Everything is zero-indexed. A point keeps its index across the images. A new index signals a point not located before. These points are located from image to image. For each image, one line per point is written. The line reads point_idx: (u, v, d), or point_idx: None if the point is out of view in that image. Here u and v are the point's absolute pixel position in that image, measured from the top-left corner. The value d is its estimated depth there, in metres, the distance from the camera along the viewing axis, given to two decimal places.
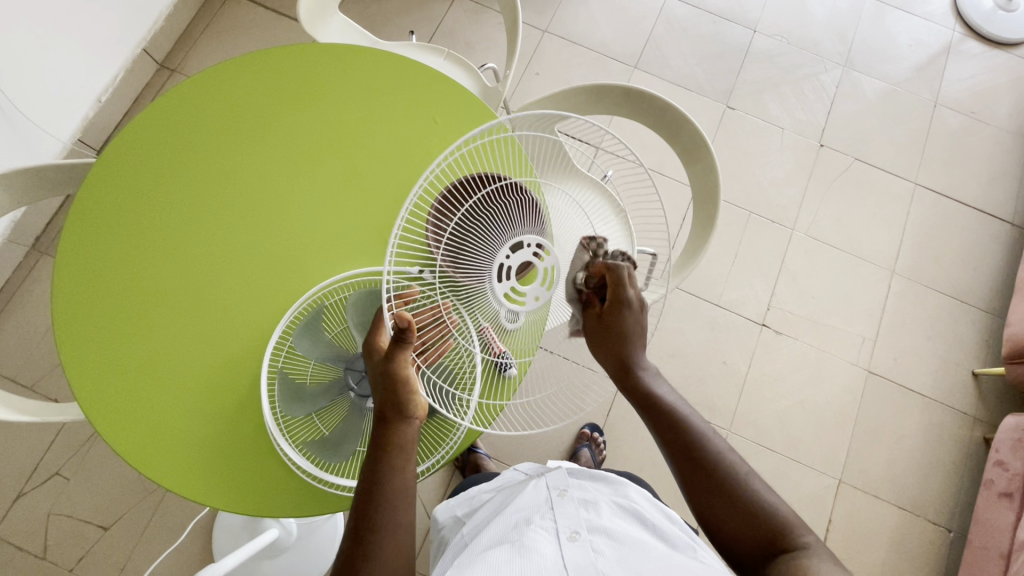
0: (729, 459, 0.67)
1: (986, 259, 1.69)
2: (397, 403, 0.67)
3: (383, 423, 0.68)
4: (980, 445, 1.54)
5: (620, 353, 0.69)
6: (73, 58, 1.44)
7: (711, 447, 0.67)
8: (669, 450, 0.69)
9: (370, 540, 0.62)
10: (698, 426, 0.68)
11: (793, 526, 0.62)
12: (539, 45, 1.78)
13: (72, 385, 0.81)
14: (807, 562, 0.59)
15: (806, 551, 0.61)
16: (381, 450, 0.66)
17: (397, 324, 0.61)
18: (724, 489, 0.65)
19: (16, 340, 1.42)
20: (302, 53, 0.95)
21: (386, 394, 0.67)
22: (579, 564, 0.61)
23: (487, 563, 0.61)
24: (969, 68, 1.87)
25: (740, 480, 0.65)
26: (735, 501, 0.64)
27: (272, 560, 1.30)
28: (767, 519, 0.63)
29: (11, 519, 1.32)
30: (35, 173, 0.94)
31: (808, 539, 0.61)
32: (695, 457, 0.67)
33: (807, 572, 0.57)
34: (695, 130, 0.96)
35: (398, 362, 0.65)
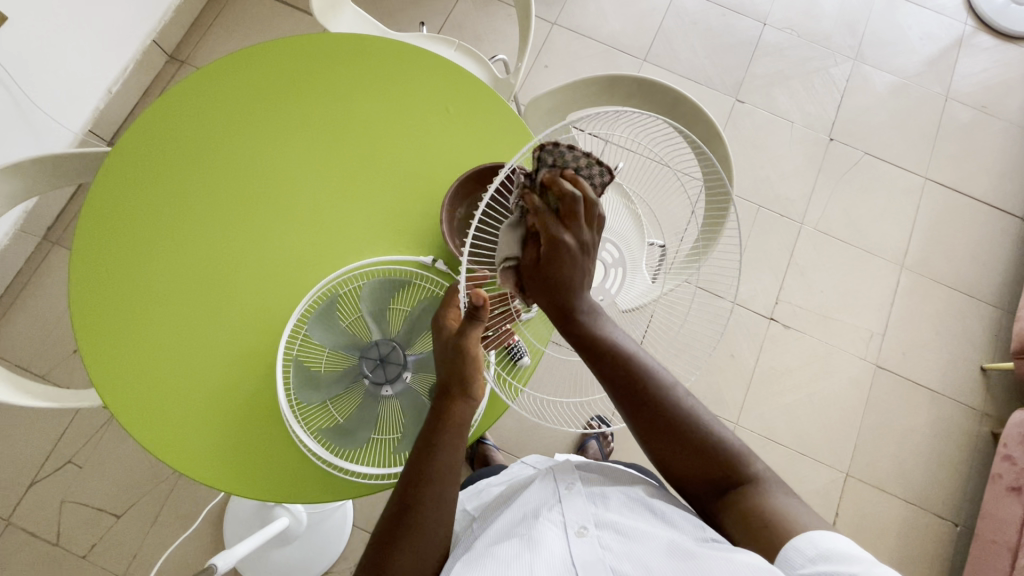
0: (680, 398, 0.66)
1: (995, 254, 1.69)
2: (461, 381, 0.68)
3: (445, 397, 0.68)
4: (987, 439, 1.54)
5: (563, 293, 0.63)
6: (84, 48, 1.44)
7: (660, 386, 0.66)
8: (614, 389, 0.66)
9: (408, 516, 0.64)
10: (642, 361, 0.66)
11: (743, 457, 0.66)
12: (548, 38, 1.78)
13: (90, 372, 0.82)
14: (762, 499, 0.64)
15: (756, 484, 0.65)
16: (437, 425, 0.67)
17: (475, 302, 0.61)
18: (683, 430, 0.65)
19: (28, 330, 1.43)
20: (313, 43, 0.95)
21: (451, 371, 0.68)
22: (587, 563, 0.62)
23: (496, 560, 0.62)
24: (980, 61, 1.86)
25: (698, 421, 0.66)
26: (688, 436, 0.65)
27: (282, 548, 1.31)
28: (721, 453, 0.66)
29: (24, 506, 1.33)
30: (51, 162, 0.95)
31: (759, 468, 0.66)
32: (645, 396, 0.66)
33: (768, 515, 0.62)
34: (708, 121, 0.96)
35: (469, 339, 0.66)
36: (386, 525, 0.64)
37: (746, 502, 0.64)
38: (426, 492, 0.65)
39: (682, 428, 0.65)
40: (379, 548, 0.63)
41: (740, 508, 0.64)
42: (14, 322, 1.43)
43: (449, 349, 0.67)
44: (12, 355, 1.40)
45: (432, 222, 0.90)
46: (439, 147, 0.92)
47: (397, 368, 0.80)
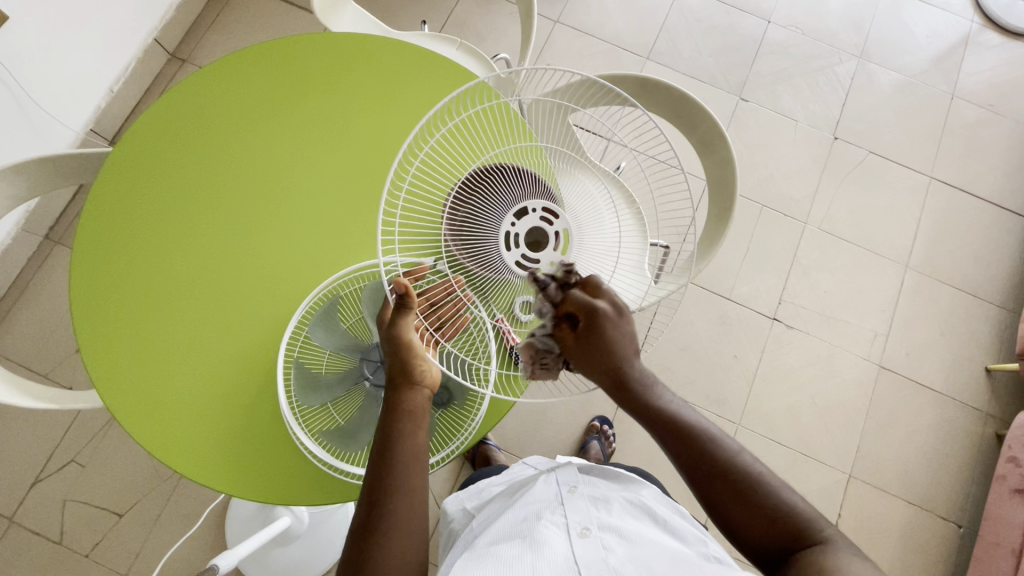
0: (745, 462, 0.64)
1: (1000, 254, 1.67)
2: (403, 370, 0.68)
3: (391, 388, 0.69)
4: (992, 441, 1.53)
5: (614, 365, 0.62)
6: (86, 47, 1.44)
7: (726, 450, 0.64)
8: (670, 449, 0.65)
9: (383, 504, 0.63)
10: (704, 428, 0.65)
11: (814, 521, 0.62)
12: (550, 36, 1.77)
13: (89, 371, 0.82)
14: (828, 555, 0.59)
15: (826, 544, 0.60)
16: (392, 413, 0.68)
17: (395, 290, 0.64)
18: (748, 492, 0.62)
19: (31, 329, 1.43)
20: (315, 43, 0.94)
21: (393, 361, 0.68)
22: (590, 561, 0.61)
23: (498, 557, 0.61)
24: (987, 59, 1.84)
25: (762, 480, 0.63)
26: (753, 501, 0.62)
27: (283, 548, 1.31)
28: (791, 517, 0.61)
29: (28, 504, 1.34)
30: (51, 163, 0.94)
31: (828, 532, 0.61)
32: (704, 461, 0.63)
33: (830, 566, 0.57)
34: (712, 120, 0.95)
35: (402, 327, 0.68)
36: (363, 518, 0.63)
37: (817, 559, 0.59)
38: (394, 478, 0.64)
39: (747, 488, 0.62)
40: (358, 543, 0.62)
41: (808, 564, 0.58)
42: (16, 322, 1.44)
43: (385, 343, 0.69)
44: (14, 354, 1.41)
45: None
46: None
47: None
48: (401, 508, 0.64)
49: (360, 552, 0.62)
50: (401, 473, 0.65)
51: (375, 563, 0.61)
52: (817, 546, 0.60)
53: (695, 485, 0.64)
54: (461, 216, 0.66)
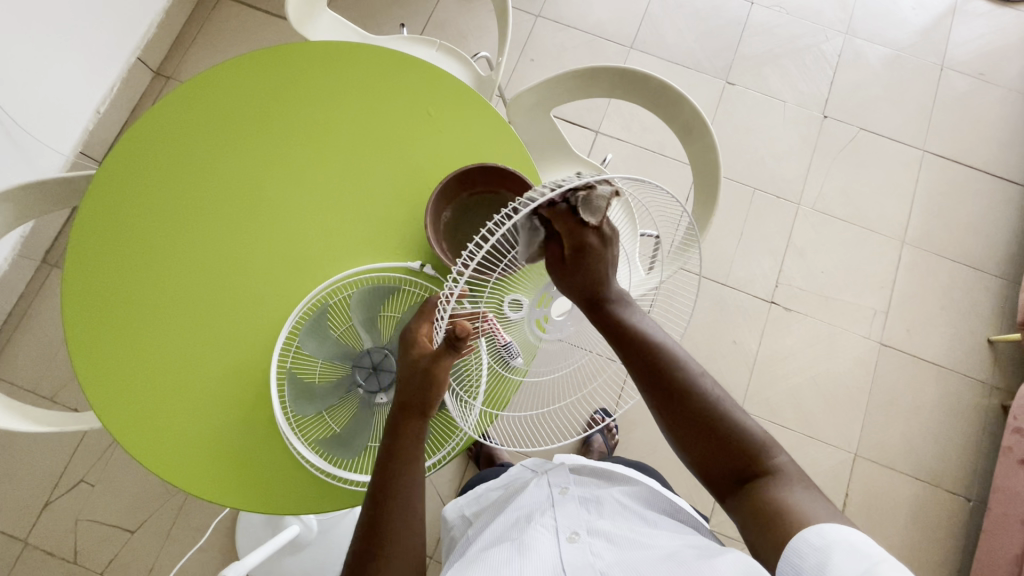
0: (704, 387, 0.67)
1: (997, 223, 1.66)
2: (422, 402, 0.67)
3: (404, 414, 0.68)
4: (997, 412, 1.53)
5: (593, 290, 0.62)
6: (70, 70, 1.45)
7: (687, 371, 0.67)
8: (637, 367, 0.68)
9: (384, 528, 0.65)
10: (673, 351, 0.67)
11: (766, 449, 0.65)
12: (532, 31, 1.76)
13: (86, 394, 0.83)
14: (780, 489, 0.62)
15: (778, 474, 0.63)
16: (398, 441, 0.68)
17: (459, 334, 0.58)
18: (701, 416, 0.66)
19: (32, 353, 1.45)
20: (294, 52, 0.94)
21: (414, 392, 0.67)
22: (578, 567, 0.61)
23: (485, 565, 0.62)
24: (975, 28, 1.82)
25: (716, 407, 0.66)
26: (707, 428, 0.66)
27: (293, 556, 1.33)
28: (741, 442, 0.65)
29: (40, 526, 1.36)
30: (38, 189, 0.95)
31: (780, 460, 0.64)
32: (666, 378, 0.67)
33: (779, 501, 0.61)
34: (693, 108, 0.94)
35: (442, 365, 0.64)
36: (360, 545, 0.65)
37: (766, 494, 0.62)
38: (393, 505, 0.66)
39: (701, 417, 0.66)
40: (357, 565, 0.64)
41: (759, 499, 0.62)
42: (18, 347, 1.45)
43: (418, 374, 0.66)
44: (18, 379, 1.42)
45: (415, 227, 0.90)
46: (420, 147, 0.92)
47: (390, 375, 0.80)
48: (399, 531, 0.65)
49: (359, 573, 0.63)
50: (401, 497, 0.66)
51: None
52: (767, 475, 0.64)
53: (657, 405, 0.68)
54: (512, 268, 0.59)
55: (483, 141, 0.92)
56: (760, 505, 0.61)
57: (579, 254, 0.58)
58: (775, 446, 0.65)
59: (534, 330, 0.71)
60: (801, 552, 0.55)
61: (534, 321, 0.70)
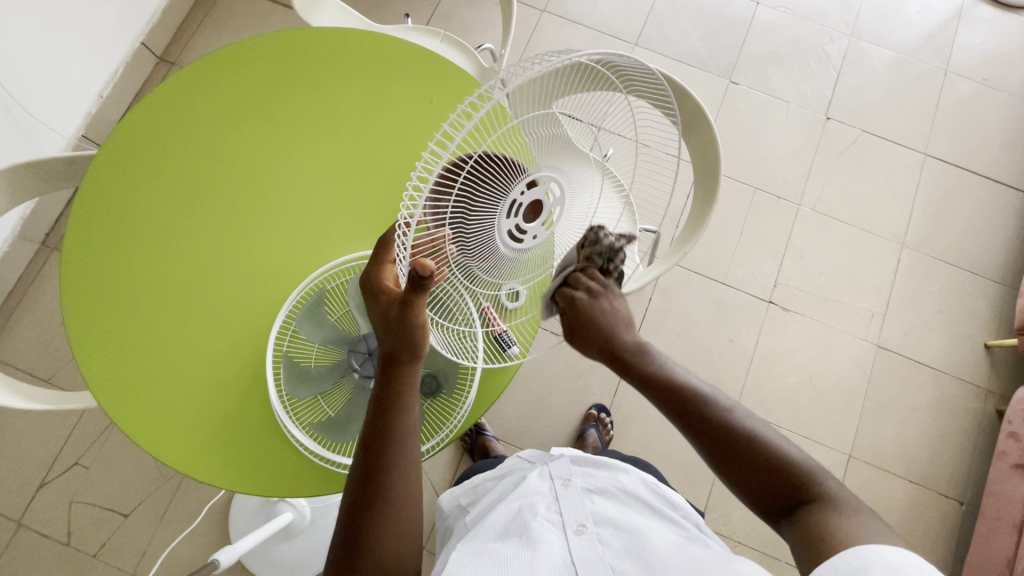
0: (737, 419, 0.67)
1: (998, 229, 1.66)
2: (409, 348, 0.67)
3: (394, 364, 0.68)
4: (993, 417, 1.53)
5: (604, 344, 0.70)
6: (74, 54, 1.45)
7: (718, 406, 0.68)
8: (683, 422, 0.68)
9: (376, 480, 0.64)
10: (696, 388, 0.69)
11: (811, 473, 0.63)
12: (537, 25, 1.76)
13: (82, 368, 0.83)
14: (828, 513, 0.60)
15: (829, 499, 0.61)
16: (389, 391, 0.68)
17: (420, 273, 0.56)
18: (742, 449, 0.65)
19: (30, 335, 1.45)
20: (301, 37, 0.94)
21: (397, 338, 0.67)
22: (587, 560, 0.62)
23: (494, 558, 0.62)
24: (980, 33, 1.82)
25: (753, 436, 0.65)
26: (754, 460, 0.64)
27: (286, 542, 1.33)
28: (788, 470, 0.63)
29: (34, 507, 1.36)
30: (38, 167, 0.95)
31: (830, 484, 0.62)
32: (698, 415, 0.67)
33: (826, 526, 0.59)
34: (695, 101, 0.94)
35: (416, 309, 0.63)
36: (345, 529, 0.63)
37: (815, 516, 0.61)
38: (387, 452, 0.65)
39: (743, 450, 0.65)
40: (353, 518, 0.63)
41: (812, 522, 0.60)
42: (16, 328, 1.45)
43: (392, 321, 0.65)
44: (15, 360, 1.42)
45: None
46: (424, 137, 0.92)
47: None
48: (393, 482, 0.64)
49: (356, 524, 0.63)
50: (393, 451, 0.65)
51: (372, 545, 0.62)
52: (815, 499, 0.61)
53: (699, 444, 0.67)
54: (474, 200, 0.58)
55: None
56: (811, 530, 0.59)
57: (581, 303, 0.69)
58: (821, 469, 0.64)
59: (509, 243, 0.62)
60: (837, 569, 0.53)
61: (506, 235, 0.61)
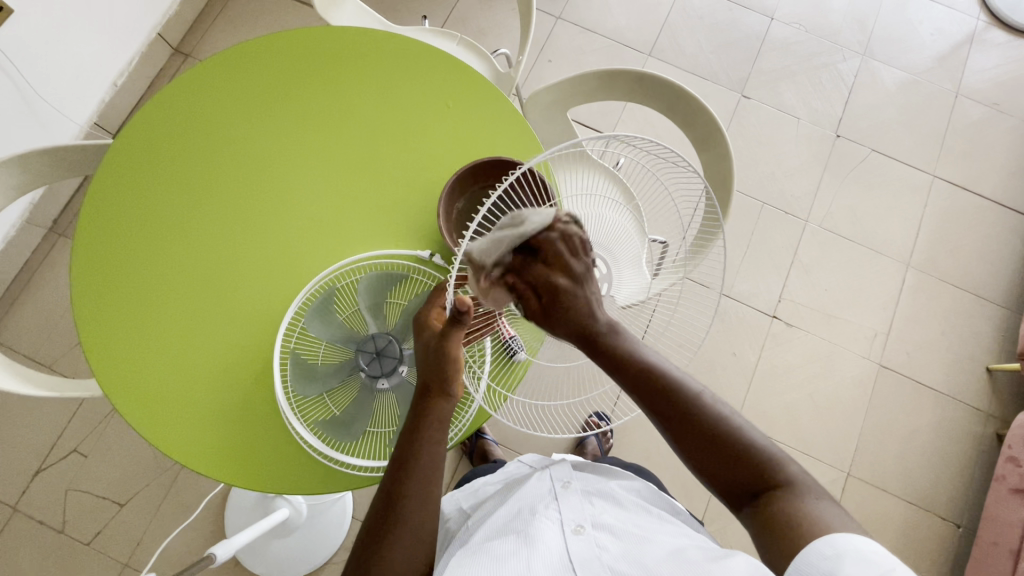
0: (706, 402, 0.62)
1: (1003, 253, 1.66)
2: (442, 380, 0.68)
3: (425, 395, 0.68)
4: (992, 440, 1.53)
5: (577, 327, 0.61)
6: (90, 42, 1.46)
7: (686, 391, 0.63)
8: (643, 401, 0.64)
9: (400, 505, 0.64)
10: (667, 371, 0.63)
11: (777, 459, 0.60)
12: (552, 32, 1.77)
13: (88, 354, 0.83)
14: (795, 501, 0.58)
15: (793, 485, 0.59)
16: (420, 421, 0.67)
17: (460, 308, 0.60)
18: (706, 435, 0.61)
19: (33, 320, 1.45)
20: (320, 35, 0.95)
21: (434, 371, 0.68)
22: (585, 559, 0.61)
23: (492, 557, 0.62)
24: (993, 57, 1.83)
25: (718, 423, 0.62)
26: (716, 447, 0.61)
27: (282, 539, 1.33)
28: (751, 457, 0.61)
29: (30, 493, 1.35)
30: (52, 155, 0.95)
31: (795, 469, 0.60)
32: (665, 398, 0.62)
33: (791, 514, 0.57)
34: (710, 115, 0.95)
35: (452, 341, 0.66)
36: (362, 550, 0.64)
37: (782, 506, 0.58)
38: (414, 484, 0.65)
39: (708, 432, 0.62)
40: (371, 538, 0.64)
41: (773, 513, 0.58)
42: (19, 313, 1.45)
43: (431, 353, 0.67)
44: (17, 344, 1.42)
45: (425, 217, 0.90)
46: (440, 141, 0.92)
47: (393, 361, 0.80)
48: (413, 508, 0.65)
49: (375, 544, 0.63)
50: (417, 480, 0.65)
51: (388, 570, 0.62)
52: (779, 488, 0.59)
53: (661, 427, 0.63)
54: None
55: (502, 136, 0.93)
56: (777, 518, 0.57)
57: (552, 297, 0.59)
58: (786, 455, 0.61)
59: None
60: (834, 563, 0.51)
61: None
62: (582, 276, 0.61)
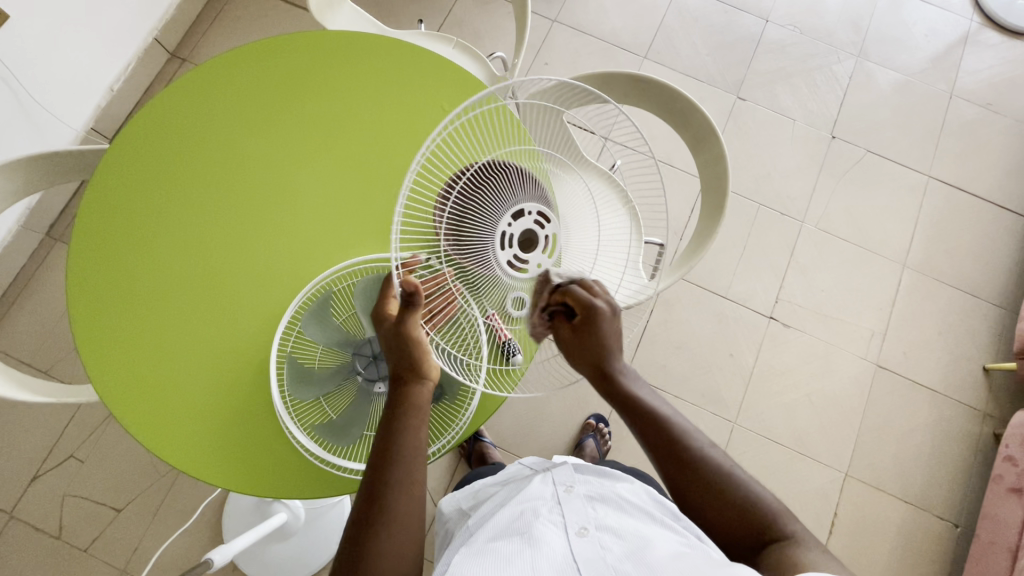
0: (712, 458, 0.69)
1: (998, 253, 1.67)
2: (411, 364, 0.69)
3: (399, 385, 0.69)
4: (990, 440, 1.53)
5: (596, 358, 0.67)
6: (86, 47, 1.46)
7: (696, 443, 0.69)
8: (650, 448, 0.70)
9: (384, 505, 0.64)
10: (678, 426, 0.70)
11: (781, 516, 0.66)
12: (547, 35, 1.77)
13: (83, 357, 0.83)
14: (798, 550, 0.63)
15: (793, 539, 0.64)
16: (396, 410, 0.68)
17: (405, 289, 0.63)
18: (713, 488, 0.67)
19: (29, 326, 1.44)
20: (317, 40, 0.95)
21: (400, 357, 0.69)
22: (589, 559, 0.61)
23: (496, 557, 0.62)
24: (986, 58, 1.84)
25: (724, 477, 0.67)
26: (723, 499, 0.67)
27: (280, 543, 1.32)
28: (755, 510, 0.66)
29: (26, 499, 1.35)
30: (47, 160, 0.95)
31: (795, 527, 0.65)
32: (677, 451, 0.69)
33: (798, 559, 0.61)
34: (705, 117, 0.95)
35: (409, 323, 0.67)
36: (349, 549, 0.63)
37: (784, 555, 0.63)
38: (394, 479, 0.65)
39: (715, 484, 0.67)
40: (357, 527, 0.64)
41: (778, 557, 0.62)
42: (16, 318, 1.45)
43: (392, 341, 0.68)
44: (14, 350, 1.42)
45: None
46: None
47: None
48: (397, 493, 0.65)
49: (360, 530, 0.63)
50: (401, 465, 0.66)
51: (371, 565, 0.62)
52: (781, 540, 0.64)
53: (671, 476, 0.69)
54: (460, 219, 0.63)
55: None
56: (781, 564, 0.61)
57: (586, 321, 0.64)
58: (788, 512, 0.67)
59: (511, 272, 0.64)
60: None
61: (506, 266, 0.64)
62: (614, 310, 0.65)
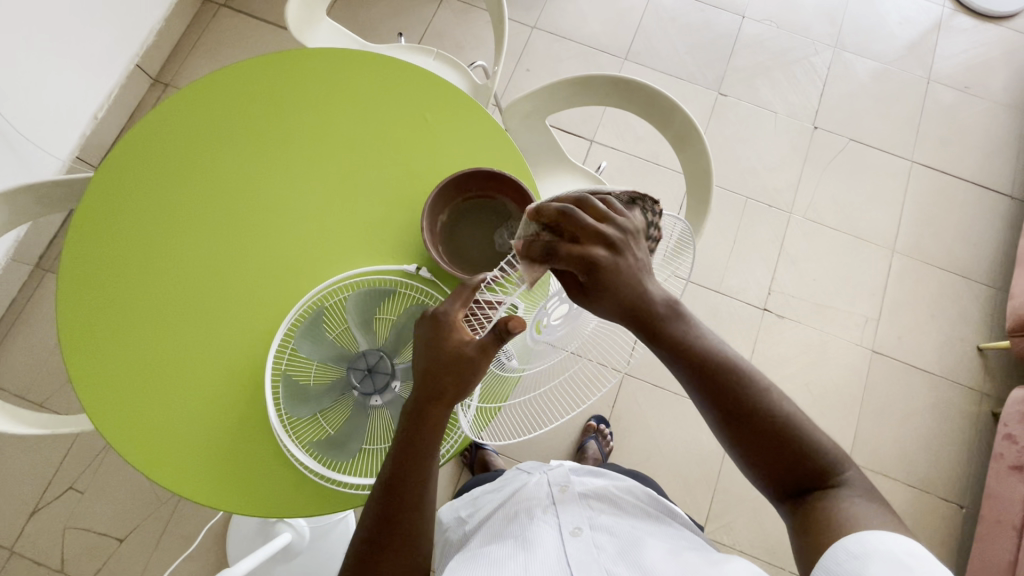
0: (775, 402, 0.64)
1: (986, 233, 1.69)
2: (455, 387, 0.64)
3: (428, 401, 0.65)
4: (989, 419, 1.54)
5: (631, 306, 0.58)
6: (68, 76, 1.46)
7: (756, 387, 0.64)
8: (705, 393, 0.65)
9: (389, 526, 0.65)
10: (738, 363, 0.65)
11: (836, 463, 0.63)
12: (528, 42, 1.79)
13: (78, 388, 0.83)
14: (842, 501, 0.60)
15: (845, 487, 0.62)
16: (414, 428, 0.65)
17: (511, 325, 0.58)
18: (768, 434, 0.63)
19: (23, 359, 1.43)
20: (294, 57, 0.96)
21: (446, 378, 0.63)
22: (583, 560, 0.61)
23: (489, 561, 0.62)
24: (961, 42, 1.87)
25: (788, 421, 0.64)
26: (782, 446, 0.63)
27: (285, 564, 1.31)
28: (813, 458, 0.63)
29: (27, 533, 1.33)
30: (34, 191, 0.95)
31: (849, 474, 0.63)
32: (738, 397, 0.64)
33: (841, 513, 0.59)
34: (686, 115, 0.96)
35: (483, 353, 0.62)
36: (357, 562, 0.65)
37: (829, 504, 0.61)
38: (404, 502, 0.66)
39: (773, 425, 0.63)
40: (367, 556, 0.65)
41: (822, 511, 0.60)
42: (8, 351, 1.44)
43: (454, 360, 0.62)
44: (8, 384, 1.41)
45: (410, 231, 0.91)
46: (419, 154, 0.93)
47: (385, 377, 0.80)
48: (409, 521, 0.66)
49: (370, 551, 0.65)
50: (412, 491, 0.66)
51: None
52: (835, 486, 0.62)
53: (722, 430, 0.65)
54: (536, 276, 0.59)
55: (481, 147, 0.94)
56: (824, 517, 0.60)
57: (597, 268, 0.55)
58: (844, 458, 0.64)
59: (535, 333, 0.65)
60: (837, 558, 0.54)
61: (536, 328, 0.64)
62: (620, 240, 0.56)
